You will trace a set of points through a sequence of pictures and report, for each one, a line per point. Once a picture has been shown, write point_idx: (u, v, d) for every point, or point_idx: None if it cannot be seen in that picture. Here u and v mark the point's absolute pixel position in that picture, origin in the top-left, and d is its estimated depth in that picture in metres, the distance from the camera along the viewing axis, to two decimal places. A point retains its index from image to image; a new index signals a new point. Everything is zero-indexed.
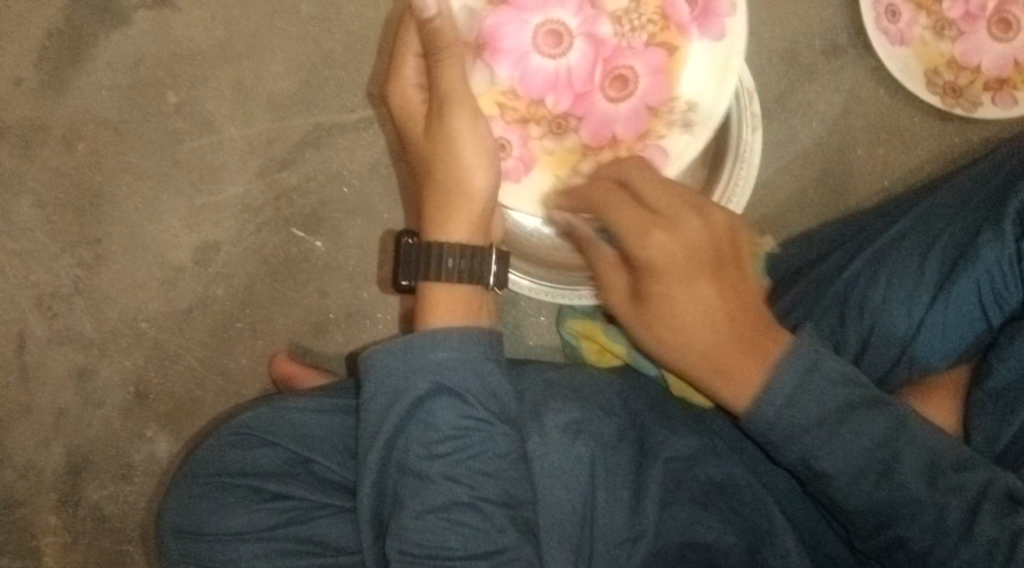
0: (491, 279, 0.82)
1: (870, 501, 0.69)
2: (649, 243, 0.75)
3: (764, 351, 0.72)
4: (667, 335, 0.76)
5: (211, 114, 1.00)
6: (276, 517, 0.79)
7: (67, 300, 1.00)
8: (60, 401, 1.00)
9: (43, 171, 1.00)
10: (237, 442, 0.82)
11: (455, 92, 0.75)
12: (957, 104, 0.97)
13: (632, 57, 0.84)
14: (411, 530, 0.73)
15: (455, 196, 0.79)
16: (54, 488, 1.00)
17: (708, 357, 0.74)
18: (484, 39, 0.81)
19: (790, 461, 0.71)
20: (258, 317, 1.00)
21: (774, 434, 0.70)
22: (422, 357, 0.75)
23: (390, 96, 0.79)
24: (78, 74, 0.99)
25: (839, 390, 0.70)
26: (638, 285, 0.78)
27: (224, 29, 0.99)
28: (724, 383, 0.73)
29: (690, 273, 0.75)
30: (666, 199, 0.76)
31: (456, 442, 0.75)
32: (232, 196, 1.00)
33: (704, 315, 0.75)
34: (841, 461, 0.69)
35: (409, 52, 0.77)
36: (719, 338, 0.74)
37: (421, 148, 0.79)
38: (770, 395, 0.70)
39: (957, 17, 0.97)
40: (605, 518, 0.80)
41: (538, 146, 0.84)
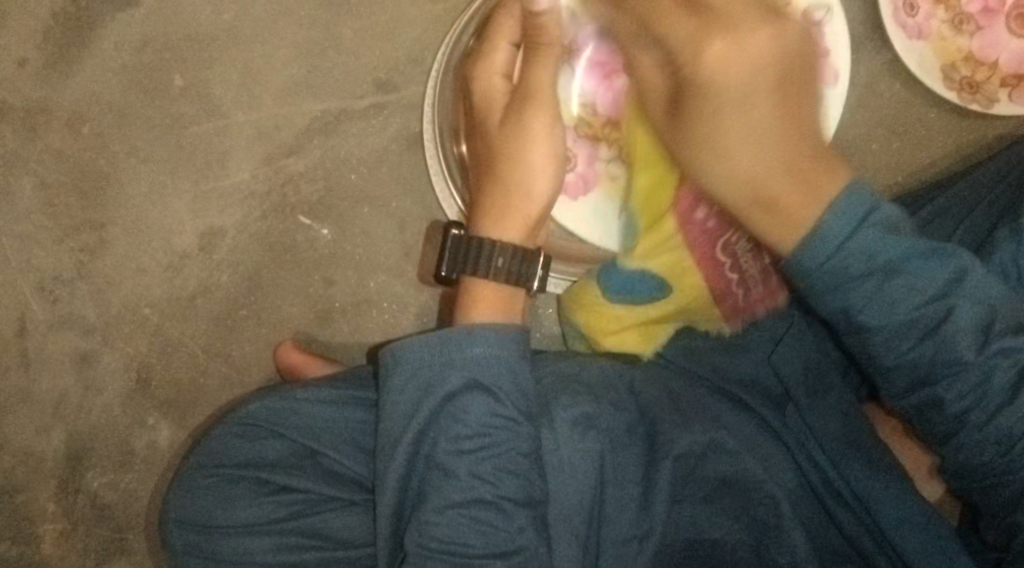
0: (535, 283, 0.82)
1: (909, 357, 0.72)
2: (714, 44, 0.73)
3: (822, 189, 0.72)
4: (718, 160, 0.76)
5: (218, 98, 0.98)
6: (284, 510, 0.79)
7: (69, 285, 0.99)
8: (61, 386, 0.99)
9: (47, 154, 0.98)
10: (243, 432, 0.81)
11: (538, 88, 0.80)
12: (973, 99, 0.96)
13: None
14: (432, 526, 0.73)
15: (511, 198, 0.81)
16: (54, 474, 0.99)
17: (754, 180, 0.75)
18: (565, 34, 0.83)
19: (829, 311, 0.72)
20: (264, 305, 0.99)
21: (816, 279, 0.71)
22: (459, 351, 0.75)
23: (476, 82, 0.83)
24: (83, 56, 0.98)
25: (892, 240, 0.70)
26: (679, 100, 0.77)
27: (232, 12, 0.98)
28: (777, 227, 0.74)
29: (761, 92, 0.73)
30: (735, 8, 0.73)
31: (484, 439, 0.74)
32: (238, 182, 0.99)
33: (757, 132, 0.74)
34: (886, 312, 0.70)
35: (505, 41, 0.82)
36: (770, 157, 0.74)
37: (491, 138, 0.82)
38: (813, 240, 0.70)
39: (975, 11, 0.96)
40: (615, 517, 0.79)
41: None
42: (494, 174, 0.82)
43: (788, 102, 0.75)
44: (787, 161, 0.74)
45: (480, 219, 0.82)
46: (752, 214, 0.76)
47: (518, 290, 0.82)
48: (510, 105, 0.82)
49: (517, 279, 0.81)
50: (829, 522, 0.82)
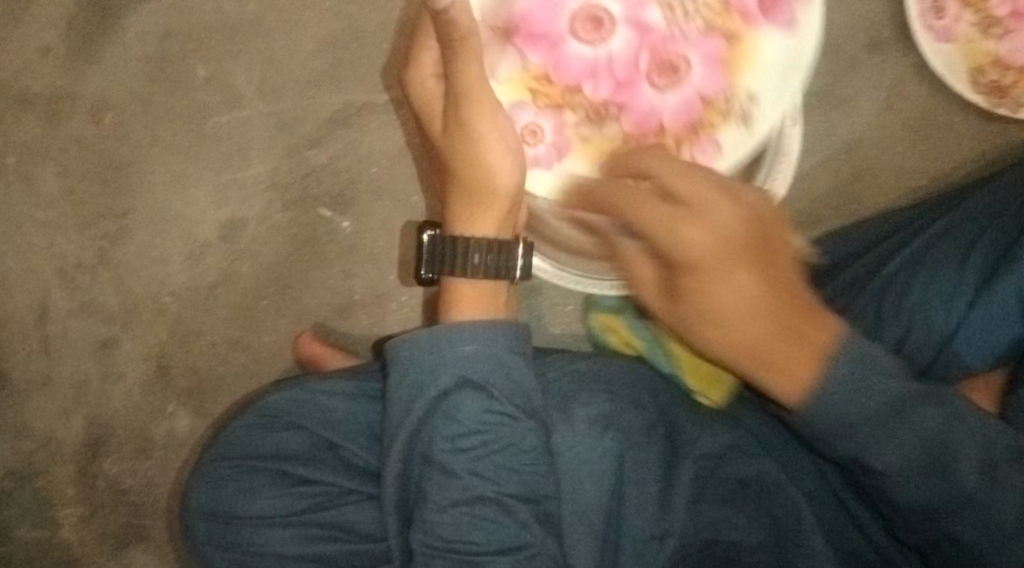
0: (518, 271, 0.82)
1: (914, 496, 0.68)
2: (687, 226, 0.67)
3: (813, 340, 0.67)
4: (706, 330, 0.71)
5: (241, 89, 0.98)
6: (303, 502, 0.79)
7: (90, 272, 0.99)
8: (81, 373, 1.00)
9: (70, 142, 0.99)
10: (263, 425, 0.82)
11: (475, 92, 0.72)
12: (1000, 103, 0.95)
13: (685, 44, 0.73)
14: (436, 523, 0.73)
15: (481, 197, 0.78)
16: (74, 460, 1.00)
17: (745, 346, 0.69)
18: (514, 23, 0.73)
19: (838, 457, 0.69)
20: (284, 296, 0.99)
21: (845, 437, 0.67)
22: (446, 350, 0.75)
23: (410, 85, 0.78)
24: (106, 43, 0.98)
25: (889, 383, 0.67)
26: (671, 280, 0.71)
27: (256, 2, 0.98)
28: (778, 368, 0.68)
29: (726, 271, 0.68)
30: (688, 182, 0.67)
31: (481, 437, 0.74)
32: (259, 173, 0.99)
33: (736, 294, 0.68)
34: (893, 461, 0.67)
35: (429, 43, 0.76)
36: (766, 325, 0.68)
37: (444, 146, 0.78)
38: (821, 396, 0.67)
39: (1005, 14, 0.94)
40: (634, 515, 0.79)
41: (574, 132, 0.74)
42: (460, 178, 0.79)
43: (773, 278, 0.68)
44: (771, 286, 0.68)
45: (455, 220, 0.81)
46: (749, 353, 0.70)
47: (502, 282, 0.82)
48: (445, 111, 0.77)
49: (498, 272, 0.81)
50: (851, 526, 0.81)
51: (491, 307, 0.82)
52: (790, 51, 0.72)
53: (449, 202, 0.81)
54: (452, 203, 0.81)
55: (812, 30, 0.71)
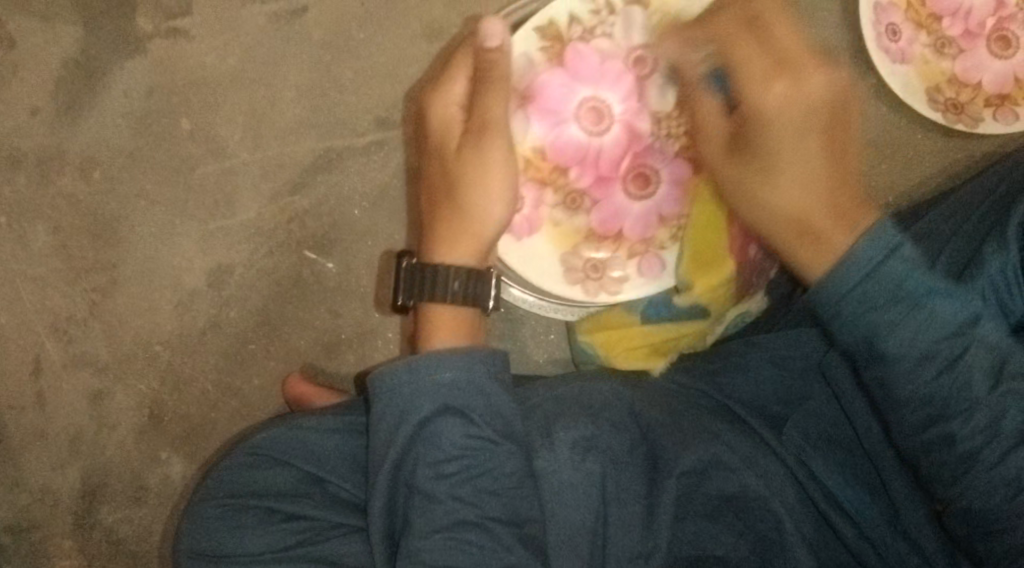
0: (491, 303, 0.83)
1: (923, 385, 0.71)
2: (773, 92, 0.74)
3: (832, 241, 0.75)
4: (754, 200, 0.78)
5: (224, 139, 1.01)
6: (291, 538, 0.79)
7: (82, 324, 1.01)
8: (76, 424, 1.01)
9: (59, 199, 1.02)
10: (251, 462, 0.83)
11: (494, 120, 0.80)
12: (959, 120, 0.98)
13: (660, 160, 0.90)
14: (421, 549, 0.74)
15: (466, 220, 0.82)
16: (70, 511, 1.01)
17: (788, 209, 0.76)
18: (531, 93, 0.88)
19: (851, 341, 0.72)
20: (272, 339, 1.01)
21: (841, 307, 0.71)
22: (427, 378, 0.77)
23: (430, 107, 0.83)
24: (92, 103, 1.01)
25: (913, 272, 0.70)
26: (741, 131, 0.77)
27: (237, 56, 1.01)
28: (811, 250, 0.75)
29: (790, 135, 0.74)
30: (796, 49, 0.75)
31: (463, 461, 0.76)
32: (244, 221, 1.01)
33: (789, 169, 0.75)
34: (906, 343, 0.71)
35: (462, 72, 0.82)
36: (812, 195, 0.76)
37: (448, 166, 0.82)
38: (843, 268, 0.71)
39: (957, 35, 0.99)
40: (618, 535, 0.80)
41: (549, 213, 0.90)
42: (452, 198, 0.82)
43: (836, 140, 0.76)
44: (830, 171, 0.76)
45: (434, 245, 0.83)
46: (778, 224, 0.77)
47: (474, 310, 0.83)
48: (466, 133, 0.82)
49: (473, 299, 0.82)
50: (833, 536, 0.83)
51: (469, 333, 0.83)
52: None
53: (431, 226, 0.84)
54: (434, 226, 0.83)
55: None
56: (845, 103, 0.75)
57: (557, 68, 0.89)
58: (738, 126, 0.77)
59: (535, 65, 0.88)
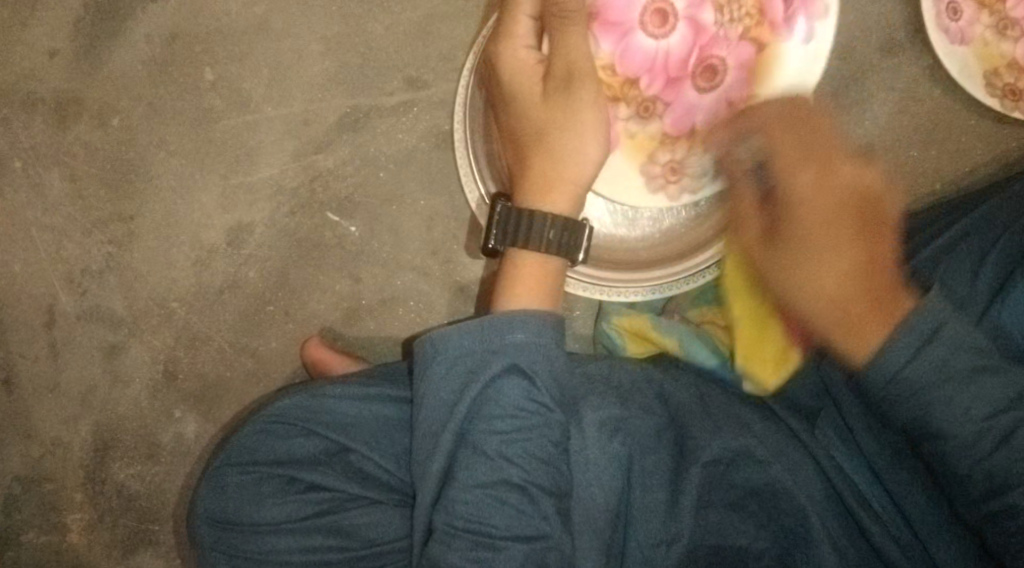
0: (580, 255, 0.79)
1: (988, 460, 0.71)
2: (799, 179, 0.78)
3: (889, 313, 0.75)
4: (792, 272, 0.79)
5: (248, 92, 0.98)
6: (310, 508, 0.76)
7: (98, 277, 0.99)
8: (88, 378, 0.99)
9: (77, 146, 0.98)
10: (271, 431, 0.78)
11: (579, 63, 0.76)
12: (1016, 108, 0.93)
13: (725, 48, 0.82)
14: (459, 506, 0.71)
15: (559, 166, 0.77)
16: (81, 465, 0.99)
17: (834, 305, 0.77)
18: (596, 9, 0.80)
19: (899, 419, 0.74)
20: (291, 300, 0.99)
21: (894, 386, 0.73)
22: (500, 336, 0.73)
23: (502, 59, 0.76)
24: (112, 47, 0.97)
25: (957, 355, 0.72)
26: (780, 229, 0.79)
27: (264, 5, 0.97)
28: (854, 329, 0.76)
29: (846, 228, 0.78)
30: (823, 146, 0.79)
31: (517, 422, 0.73)
32: (267, 178, 0.98)
33: (837, 256, 0.77)
34: (961, 420, 0.72)
35: (523, 11, 0.75)
36: (851, 293, 0.77)
37: (533, 114, 0.77)
38: (888, 353, 0.72)
39: (1021, 17, 0.93)
40: (642, 520, 0.79)
41: (624, 127, 0.82)
42: (535, 150, 0.77)
43: (870, 231, 0.78)
44: (868, 259, 0.78)
45: (522, 192, 0.78)
46: (837, 337, 0.77)
47: (563, 262, 0.79)
48: (547, 80, 0.76)
49: (564, 251, 0.78)
50: (858, 534, 0.81)
51: (552, 295, 0.79)
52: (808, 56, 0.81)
53: (518, 175, 0.79)
54: (523, 172, 0.78)
55: (827, 36, 0.81)
56: (880, 200, 0.80)
57: None
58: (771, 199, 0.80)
59: None
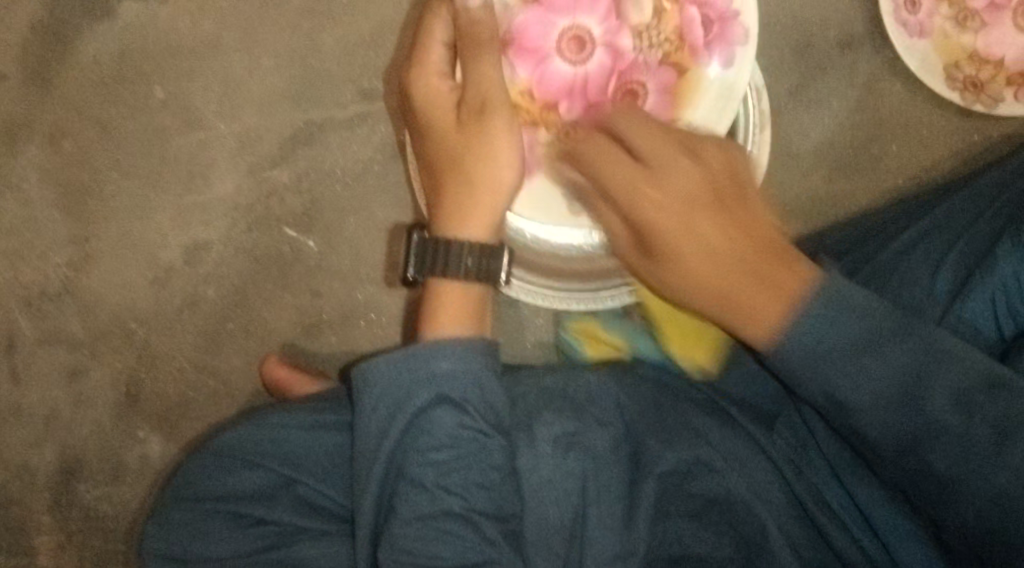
0: (502, 278, 0.80)
1: (894, 431, 0.67)
2: (669, 174, 0.74)
3: (787, 289, 0.71)
4: (672, 273, 0.76)
5: (199, 109, 0.97)
6: (258, 542, 0.74)
7: (56, 300, 0.98)
8: (51, 402, 0.99)
9: (30, 170, 0.98)
10: (220, 465, 0.78)
11: (490, 90, 0.76)
12: (977, 100, 0.92)
13: (645, 73, 0.81)
14: (402, 536, 0.72)
15: (475, 193, 0.78)
16: (47, 489, 0.99)
17: (727, 298, 0.74)
18: (511, 36, 0.80)
19: (811, 394, 0.69)
20: (251, 318, 0.98)
21: (795, 371, 0.69)
22: (423, 366, 0.75)
23: (414, 87, 0.79)
24: (61, 68, 0.96)
25: (855, 320, 0.68)
26: (637, 230, 0.76)
27: (211, 20, 0.96)
28: (749, 310, 0.72)
29: (671, 208, 0.74)
30: (654, 139, 0.75)
31: (454, 451, 0.74)
32: (222, 195, 0.97)
33: (700, 240, 0.74)
34: (863, 389, 0.67)
35: (438, 40, 0.78)
36: (734, 280, 0.73)
37: (449, 140, 0.78)
38: (801, 323, 0.69)
39: (981, 7, 0.91)
40: (595, 537, 0.77)
41: (543, 152, 0.81)
42: (451, 177, 0.79)
43: (728, 221, 0.74)
44: (734, 240, 0.74)
45: (442, 219, 0.79)
46: (733, 308, 0.74)
47: (485, 287, 0.81)
48: (460, 106, 0.78)
49: (485, 276, 0.80)
50: (822, 541, 0.80)
51: (475, 324, 0.79)
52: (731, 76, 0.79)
53: (437, 201, 0.80)
54: (441, 199, 0.80)
55: (746, 64, 0.79)
56: (743, 176, 0.77)
57: (531, 4, 0.80)
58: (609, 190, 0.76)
59: (510, 7, 0.80)
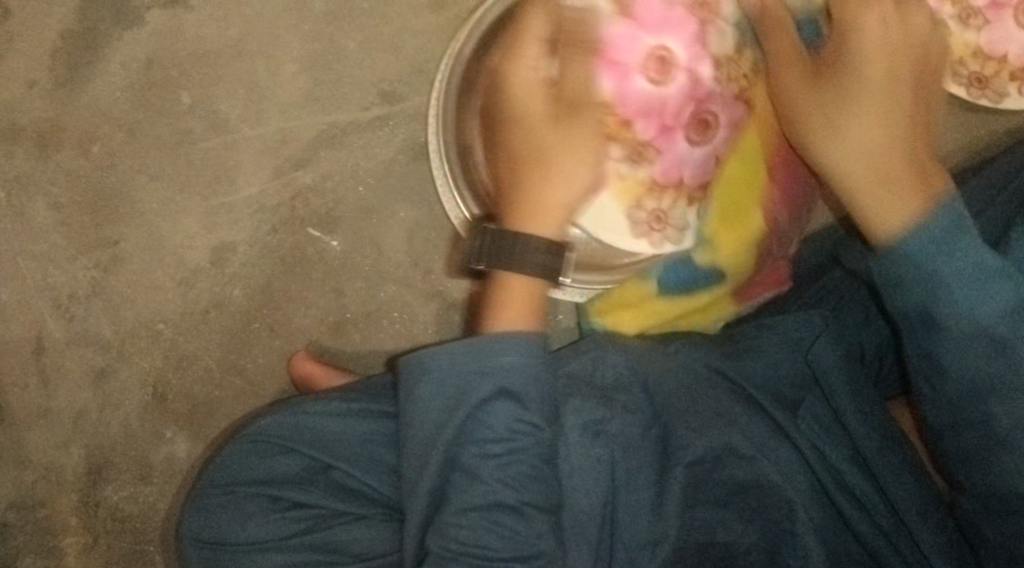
0: (562, 276, 0.81)
1: (969, 390, 0.74)
2: (864, 41, 0.82)
3: (917, 192, 0.79)
4: (827, 127, 0.83)
5: (225, 113, 0.99)
6: (294, 526, 0.77)
7: (84, 301, 1.00)
8: (79, 402, 1.00)
9: (58, 174, 1.00)
10: (254, 449, 0.80)
11: (576, 92, 0.79)
12: (982, 95, 0.95)
13: (719, 104, 0.86)
14: (453, 527, 0.73)
15: (546, 190, 0.79)
16: (74, 489, 1.00)
17: (871, 156, 0.81)
18: (601, 45, 0.81)
19: (911, 345, 0.76)
20: (277, 317, 1.00)
21: (899, 269, 0.74)
22: (490, 358, 0.74)
23: (510, 79, 0.77)
24: (90, 74, 0.99)
25: (989, 304, 0.72)
26: (821, 69, 0.84)
27: (237, 27, 0.99)
28: (880, 200, 0.80)
29: (879, 69, 0.82)
30: (897, 39, 0.82)
31: (511, 444, 0.74)
32: (247, 197, 0.99)
33: (874, 126, 0.81)
34: (962, 361, 0.73)
35: (535, 33, 0.76)
36: (886, 144, 0.81)
37: (536, 135, 0.78)
38: (914, 232, 0.74)
39: (982, 5, 0.94)
40: (628, 521, 0.80)
41: (615, 166, 0.84)
42: (525, 177, 0.79)
43: (915, 125, 0.82)
44: (900, 126, 0.82)
45: (513, 214, 0.79)
46: (863, 188, 0.81)
47: (548, 284, 0.80)
48: (557, 103, 0.78)
49: (549, 272, 0.79)
50: (844, 524, 0.82)
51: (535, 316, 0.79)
52: None
53: (508, 199, 0.80)
54: (512, 193, 0.80)
55: None
56: (935, 54, 0.86)
57: (620, 18, 0.82)
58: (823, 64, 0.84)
59: (604, 17, 0.82)
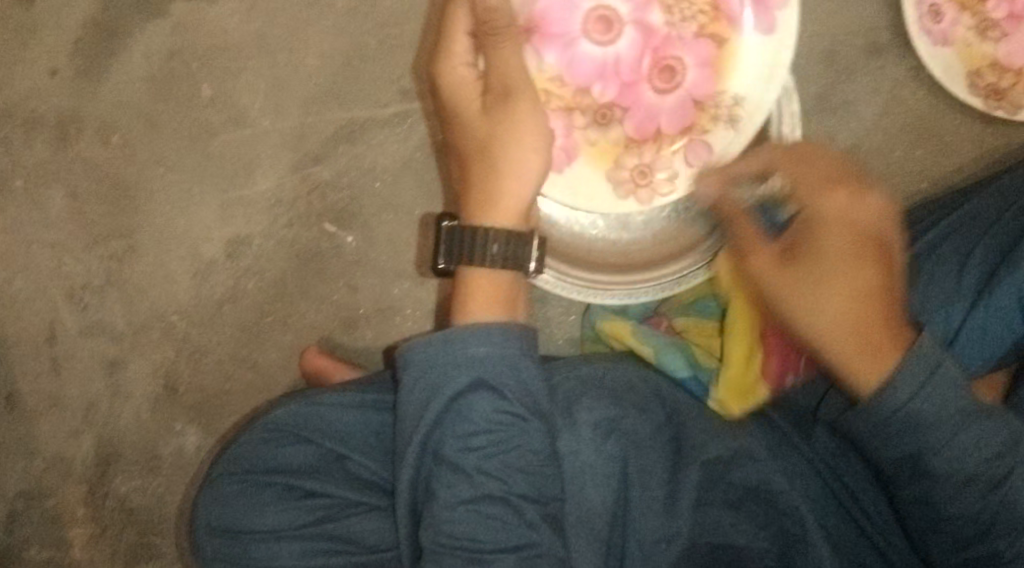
0: (530, 266, 0.81)
1: (969, 498, 0.68)
2: (829, 199, 0.73)
3: (893, 344, 0.70)
4: (805, 300, 0.72)
5: (244, 107, 0.99)
6: (309, 515, 0.78)
7: (98, 292, 1.00)
8: (90, 392, 1.00)
9: (77, 164, 1.00)
10: (269, 438, 0.81)
11: (514, 81, 0.78)
12: (999, 106, 0.95)
13: (681, 48, 0.85)
14: (443, 521, 0.73)
15: (499, 181, 0.79)
16: (83, 479, 1.00)
17: (839, 332, 0.71)
18: (535, 22, 0.84)
19: (894, 459, 0.70)
20: (291, 312, 1.00)
21: (915, 414, 0.68)
22: (460, 351, 0.74)
23: (441, 76, 0.79)
24: (112, 65, 0.99)
25: (960, 394, 0.68)
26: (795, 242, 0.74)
27: (259, 22, 0.99)
28: (844, 354, 0.71)
29: (842, 245, 0.72)
30: (849, 213, 0.72)
31: (492, 436, 0.74)
32: (264, 191, 1.00)
33: (840, 283, 0.71)
34: (958, 456, 0.68)
35: (461, 30, 0.78)
36: (847, 307, 0.71)
37: (472, 128, 0.79)
38: (889, 388, 0.68)
39: (1002, 17, 0.95)
40: (640, 518, 0.79)
41: (583, 135, 0.86)
42: (476, 170, 0.79)
43: (861, 257, 0.72)
44: (876, 269, 0.71)
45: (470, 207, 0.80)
46: (836, 339, 0.72)
47: (511, 273, 0.80)
48: (486, 93, 0.79)
49: (513, 262, 0.80)
50: (857, 533, 0.80)
51: (505, 301, 0.80)
52: (773, 44, 0.84)
53: (463, 192, 0.81)
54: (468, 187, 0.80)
55: (789, 30, 0.83)
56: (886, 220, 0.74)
57: None
58: (795, 218, 0.76)
59: None
